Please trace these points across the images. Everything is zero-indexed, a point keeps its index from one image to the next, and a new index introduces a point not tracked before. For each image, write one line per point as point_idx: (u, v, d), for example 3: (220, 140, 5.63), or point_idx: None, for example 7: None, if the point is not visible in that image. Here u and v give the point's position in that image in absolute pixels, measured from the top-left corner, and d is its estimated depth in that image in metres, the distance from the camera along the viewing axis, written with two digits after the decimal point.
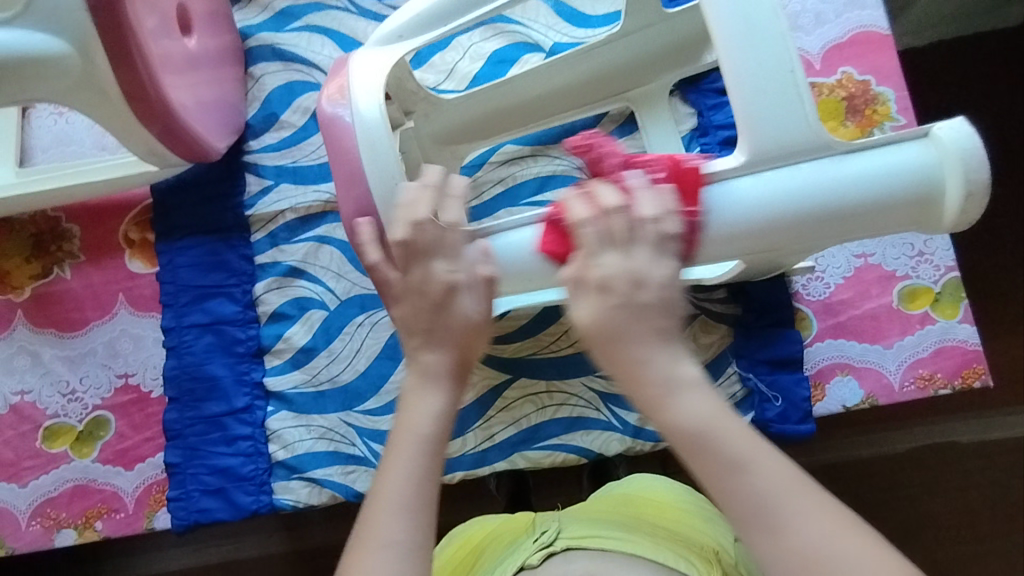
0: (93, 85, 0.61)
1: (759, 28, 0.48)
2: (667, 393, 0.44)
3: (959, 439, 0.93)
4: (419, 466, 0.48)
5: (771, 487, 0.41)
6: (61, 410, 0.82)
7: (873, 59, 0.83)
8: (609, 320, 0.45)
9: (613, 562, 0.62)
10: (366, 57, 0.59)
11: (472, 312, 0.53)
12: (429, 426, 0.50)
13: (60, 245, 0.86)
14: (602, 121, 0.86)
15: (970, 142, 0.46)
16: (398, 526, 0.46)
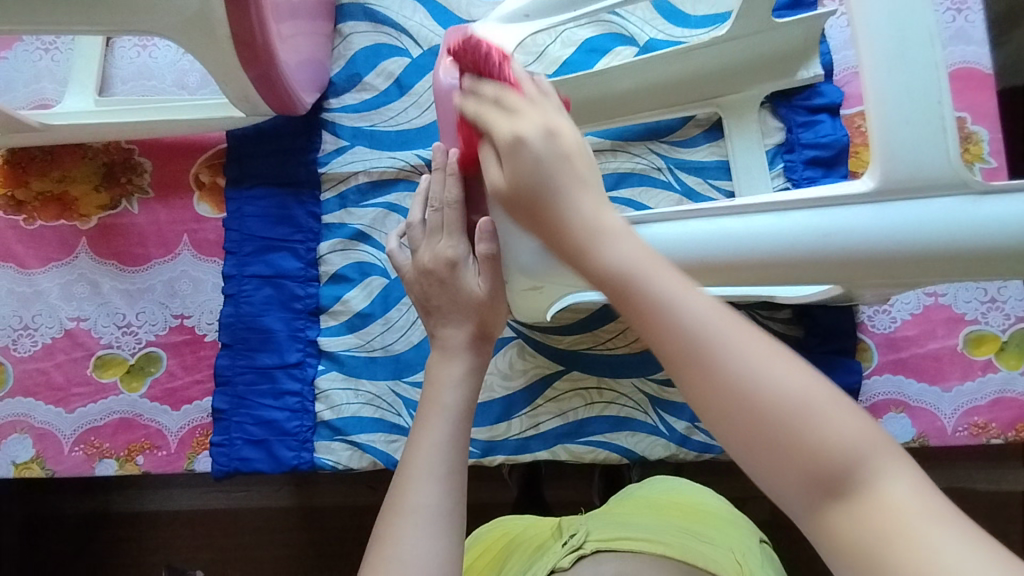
0: (205, 25, 0.61)
1: (915, 52, 0.46)
2: (590, 238, 0.40)
3: (981, 487, 0.92)
4: (448, 433, 0.57)
5: (706, 324, 0.34)
6: (114, 342, 0.82)
7: (973, 96, 0.82)
8: (511, 158, 0.44)
9: (645, 562, 0.63)
10: (488, 32, 0.58)
11: (473, 286, 0.60)
12: (452, 398, 0.58)
13: (129, 178, 0.86)
14: (687, 124, 0.85)
15: None
16: (427, 491, 0.53)
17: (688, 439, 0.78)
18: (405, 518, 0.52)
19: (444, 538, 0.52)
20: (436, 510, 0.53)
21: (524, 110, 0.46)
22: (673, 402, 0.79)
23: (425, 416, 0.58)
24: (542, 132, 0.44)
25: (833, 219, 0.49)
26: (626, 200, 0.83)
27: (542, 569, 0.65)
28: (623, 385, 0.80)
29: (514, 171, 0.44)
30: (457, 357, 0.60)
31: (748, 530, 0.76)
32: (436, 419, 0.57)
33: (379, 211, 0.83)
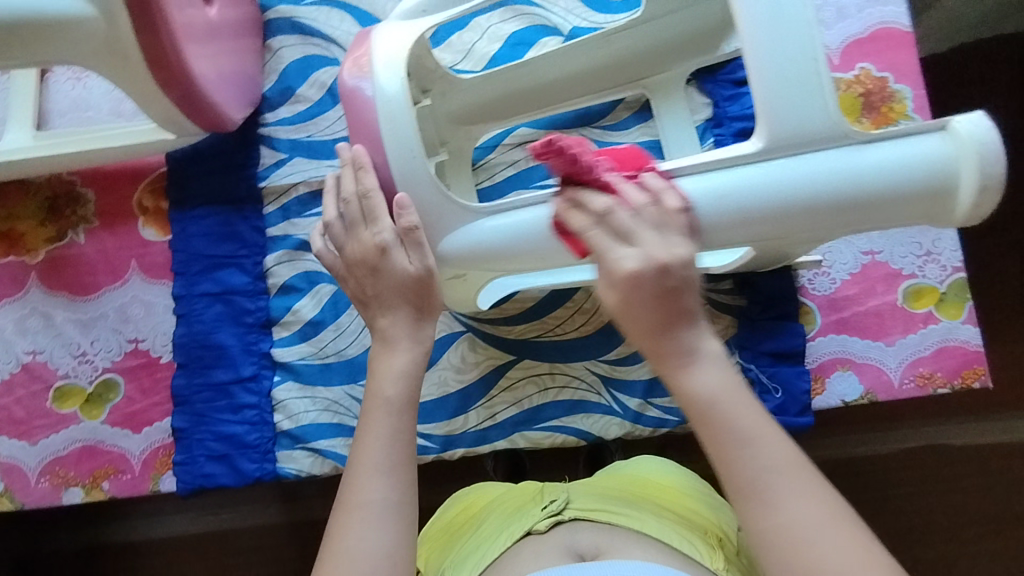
0: (116, 49, 0.62)
1: (786, 13, 0.49)
2: (682, 366, 0.46)
3: (954, 441, 0.93)
4: (390, 429, 0.55)
5: (758, 464, 0.44)
6: (71, 372, 0.83)
7: (892, 56, 0.82)
8: (641, 306, 0.46)
9: (619, 538, 0.65)
10: (389, 31, 0.60)
11: (404, 267, 0.58)
12: (391, 391, 0.56)
13: (74, 210, 0.87)
14: (617, 108, 0.86)
15: (990, 138, 0.46)
16: (376, 485, 0.52)
17: (641, 416, 0.80)
18: (353, 514, 0.51)
19: (392, 532, 0.51)
20: (389, 502, 0.52)
21: (643, 234, 0.47)
22: (624, 380, 0.81)
23: (369, 410, 0.56)
24: (661, 257, 0.46)
25: (718, 181, 0.51)
26: None
27: (518, 529, 0.68)
28: (574, 368, 0.81)
29: (625, 309, 0.47)
30: (405, 346, 0.58)
31: (729, 515, 0.73)
32: (378, 414, 0.55)
33: (323, 220, 0.84)
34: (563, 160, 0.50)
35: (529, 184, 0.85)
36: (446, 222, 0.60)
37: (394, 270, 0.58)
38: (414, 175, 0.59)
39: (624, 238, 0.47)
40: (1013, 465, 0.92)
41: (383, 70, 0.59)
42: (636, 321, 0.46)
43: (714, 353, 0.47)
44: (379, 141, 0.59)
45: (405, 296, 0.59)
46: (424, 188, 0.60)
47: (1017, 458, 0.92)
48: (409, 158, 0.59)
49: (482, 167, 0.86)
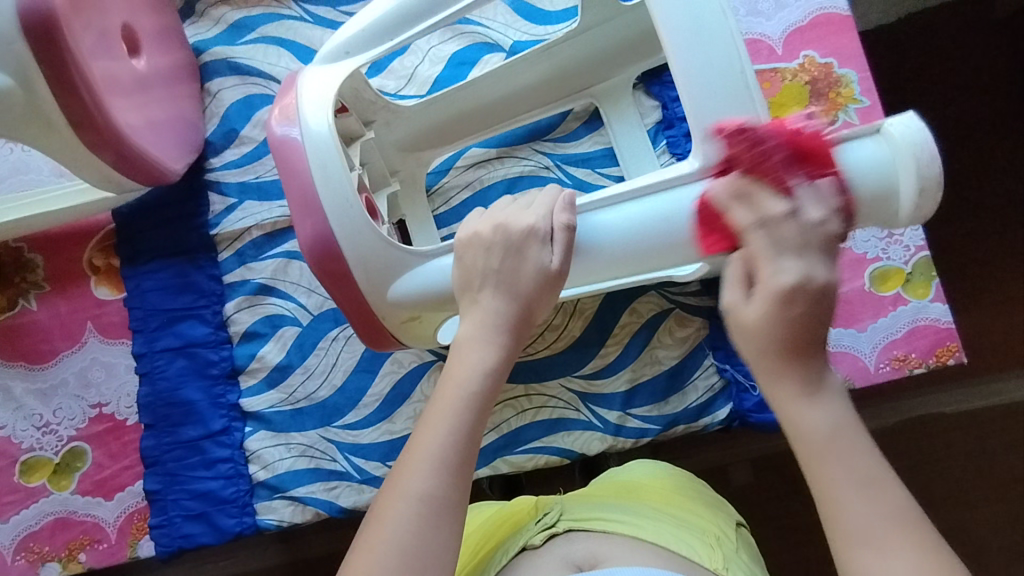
0: (37, 116, 0.63)
1: (707, 29, 0.51)
2: (803, 406, 0.45)
3: (942, 410, 0.93)
4: (462, 425, 0.52)
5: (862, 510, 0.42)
6: (36, 444, 0.81)
7: (834, 41, 0.82)
8: (772, 330, 0.44)
9: (617, 545, 0.62)
10: (314, 78, 0.61)
11: (545, 264, 0.55)
12: (478, 384, 0.53)
13: (23, 276, 0.84)
14: (567, 119, 0.84)
15: (920, 137, 0.49)
16: (422, 476, 0.49)
17: (622, 428, 0.79)
18: (396, 499, 0.49)
19: (426, 530, 0.48)
20: (430, 500, 0.48)
21: (801, 246, 0.45)
22: (601, 393, 0.80)
23: (442, 395, 0.53)
24: (806, 279, 0.44)
25: (654, 205, 0.54)
26: None
27: (514, 546, 0.65)
28: (550, 387, 0.80)
29: (767, 332, 0.45)
30: (491, 344, 0.55)
31: (727, 514, 0.71)
32: (449, 404, 0.52)
33: (279, 261, 0.82)
34: (739, 146, 0.49)
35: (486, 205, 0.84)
36: (393, 267, 0.60)
37: (534, 265, 0.55)
38: (353, 226, 0.59)
39: (788, 251, 0.45)
40: (1004, 428, 0.93)
41: (310, 117, 0.59)
42: (763, 346, 0.45)
43: (836, 386, 0.46)
44: (311, 191, 0.59)
45: (526, 301, 0.56)
46: (365, 239, 0.59)
47: (1007, 420, 0.93)
48: (345, 208, 0.59)
49: (436, 193, 0.85)
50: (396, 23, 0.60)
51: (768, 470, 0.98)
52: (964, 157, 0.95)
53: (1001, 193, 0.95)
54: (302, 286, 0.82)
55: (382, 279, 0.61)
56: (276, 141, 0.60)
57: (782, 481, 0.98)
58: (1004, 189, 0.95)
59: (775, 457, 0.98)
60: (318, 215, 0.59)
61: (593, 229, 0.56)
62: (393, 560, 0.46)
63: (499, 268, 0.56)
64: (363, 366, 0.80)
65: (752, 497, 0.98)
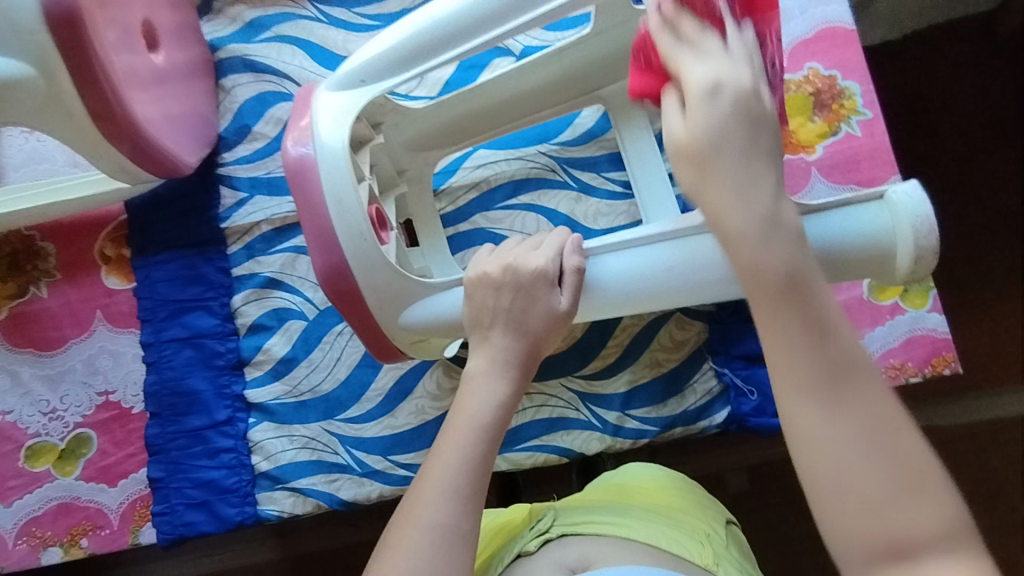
0: (58, 106, 0.65)
1: None
2: (794, 316, 0.39)
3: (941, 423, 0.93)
4: (473, 454, 0.53)
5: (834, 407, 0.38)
6: (42, 429, 0.82)
7: (838, 54, 0.83)
8: (710, 128, 0.42)
9: (609, 546, 0.62)
10: (330, 102, 0.62)
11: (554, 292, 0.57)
12: (490, 414, 0.54)
13: (35, 264, 0.86)
14: (574, 122, 0.86)
15: (919, 207, 0.52)
16: (438, 508, 0.50)
17: (621, 429, 0.80)
18: (410, 530, 0.50)
19: (442, 557, 0.49)
20: (444, 529, 0.50)
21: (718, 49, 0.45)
22: (601, 394, 0.81)
23: (453, 426, 0.54)
24: (730, 77, 0.43)
25: (659, 253, 0.56)
26: (526, 205, 0.85)
27: (508, 555, 0.65)
28: (551, 386, 0.81)
29: (706, 144, 0.42)
30: (503, 377, 0.56)
31: (715, 512, 0.72)
32: (460, 435, 0.53)
33: (287, 256, 0.83)
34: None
35: (492, 206, 0.85)
36: (402, 296, 0.62)
37: (544, 307, 0.56)
38: (367, 259, 0.61)
39: (702, 36, 0.45)
40: (999, 441, 0.93)
41: (326, 152, 0.60)
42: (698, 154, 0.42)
43: (792, 227, 0.41)
44: (327, 223, 0.60)
45: (536, 339, 0.57)
46: (378, 271, 0.61)
47: (1002, 434, 0.93)
48: (359, 241, 0.60)
49: (443, 193, 0.86)
50: (412, 53, 0.60)
51: (764, 476, 0.99)
52: (963, 172, 0.97)
53: (1001, 208, 0.96)
54: (309, 280, 0.83)
55: (391, 288, 0.62)
56: (291, 167, 0.61)
57: (779, 488, 0.98)
58: (1004, 205, 0.96)
59: (771, 464, 0.98)
60: (324, 217, 0.60)
61: (600, 272, 0.58)
62: None
63: (509, 308, 0.57)
64: (367, 360, 0.81)
65: (748, 502, 0.99)
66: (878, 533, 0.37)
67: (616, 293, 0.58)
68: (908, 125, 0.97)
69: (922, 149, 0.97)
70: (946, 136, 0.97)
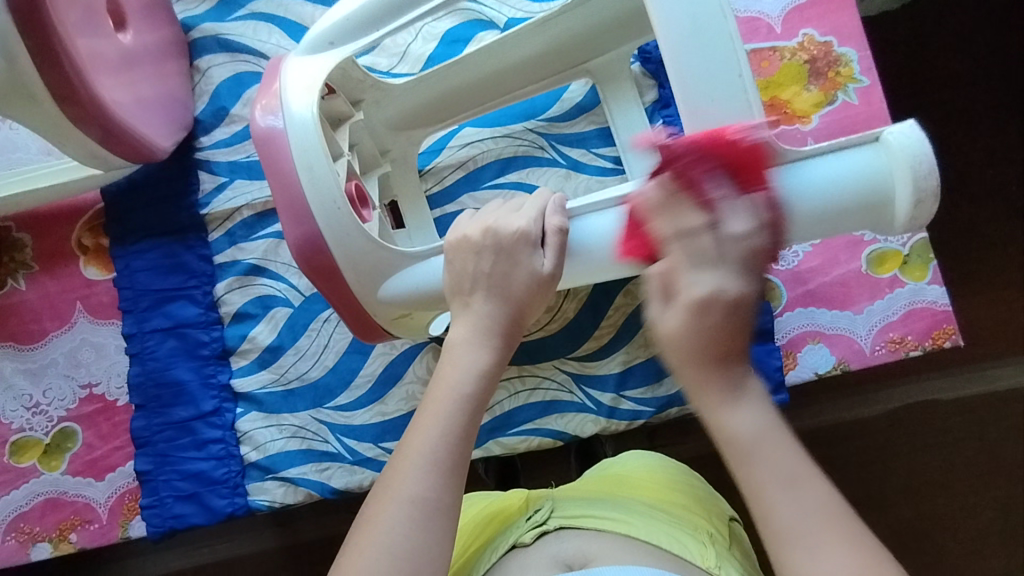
0: (21, 90, 0.61)
1: (706, 32, 0.48)
2: (725, 403, 0.47)
3: (938, 397, 0.92)
4: (455, 430, 0.51)
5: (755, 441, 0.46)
6: (26, 425, 0.80)
7: (834, 19, 0.80)
8: (690, 337, 0.47)
9: (607, 543, 0.61)
10: (298, 69, 0.59)
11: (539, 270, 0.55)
12: (469, 386, 0.53)
13: (12, 256, 0.83)
14: (563, 96, 0.83)
15: (919, 148, 0.48)
16: (416, 481, 0.49)
17: (616, 410, 0.78)
18: (388, 504, 0.49)
19: (420, 530, 0.48)
20: (422, 504, 0.48)
21: (721, 259, 0.47)
22: (595, 375, 0.79)
23: (434, 398, 0.53)
24: (724, 290, 0.47)
25: None
26: (514, 184, 0.82)
27: (503, 544, 0.65)
28: (544, 369, 0.80)
29: (688, 348, 0.48)
30: (484, 347, 0.55)
31: (718, 511, 0.71)
32: (440, 408, 0.52)
33: (270, 242, 0.81)
34: (674, 156, 0.48)
35: (479, 185, 0.83)
36: (383, 268, 0.60)
37: (526, 271, 0.55)
38: (342, 232, 0.58)
39: (706, 264, 0.47)
40: (1001, 413, 0.92)
41: (296, 123, 0.57)
42: (685, 354, 0.48)
43: (761, 392, 0.48)
44: (299, 196, 0.58)
45: (517, 305, 0.56)
46: (357, 246, 0.59)
47: (1004, 407, 0.92)
48: (333, 213, 0.58)
49: (429, 173, 0.84)
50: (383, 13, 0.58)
51: None
52: (964, 140, 0.94)
53: (1002, 176, 0.94)
54: (293, 266, 0.81)
55: (373, 272, 0.60)
56: (258, 138, 0.59)
57: None
58: (1004, 174, 0.94)
59: None
60: (298, 195, 0.58)
61: (583, 233, 0.55)
62: (385, 566, 0.46)
63: (491, 272, 0.55)
64: (356, 346, 0.80)
65: None
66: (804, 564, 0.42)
67: (601, 255, 0.54)
68: (905, 95, 0.94)
69: (921, 117, 0.94)
70: (945, 104, 0.94)
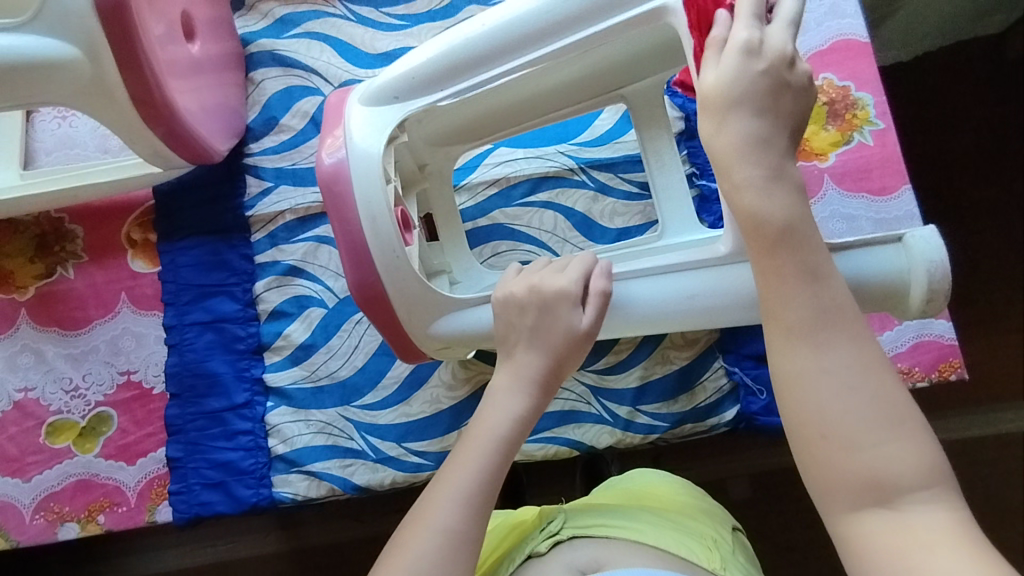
0: (102, 89, 0.67)
1: None
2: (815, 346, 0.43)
3: (943, 437, 0.94)
4: (490, 466, 0.55)
5: (857, 412, 0.42)
6: (64, 407, 0.83)
7: (853, 66, 0.86)
8: (735, 84, 0.47)
9: (620, 551, 0.63)
10: (361, 114, 0.65)
11: (571, 298, 0.58)
12: (506, 429, 0.56)
13: (63, 246, 0.88)
14: (595, 124, 0.88)
15: (935, 252, 0.55)
16: (449, 507, 0.53)
17: (632, 423, 0.81)
18: (423, 529, 0.52)
19: (452, 548, 0.52)
20: (454, 531, 0.52)
21: None
22: (612, 388, 0.82)
23: (472, 436, 0.57)
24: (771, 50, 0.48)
25: (676, 281, 0.59)
26: (543, 203, 0.87)
27: (519, 555, 0.66)
28: (564, 379, 0.83)
29: (729, 93, 0.47)
30: (524, 393, 0.58)
31: (721, 518, 0.73)
32: (478, 445, 0.56)
33: (310, 245, 0.85)
34: None
35: (511, 202, 0.87)
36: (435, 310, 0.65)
37: (566, 325, 0.58)
38: (398, 271, 0.63)
39: None
40: (1005, 456, 0.94)
41: (359, 157, 0.63)
42: (730, 103, 0.47)
43: (794, 179, 0.46)
44: (361, 241, 0.63)
45: (558, 356, 0.58)
46: (412, 286, 0.64)
47: (1006, 448, 0.94)
48: (392, 257, 0.63)
49: (463, 188, 0.88)
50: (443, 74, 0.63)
51: (766, 483, 0.99)
52: (972, 186, 0.99)
53: (1006, 224, 0.98)
54: (330, 269, 0.85)
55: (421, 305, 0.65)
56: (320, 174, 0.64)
57: (781, 496, 0.99)
58: (1009, 223, 0.98)
59: (775, 472, 0.99)
60: (357, 231, 0.63)
61: (630, 295, 0.60)
62: None
63: (532, 325, 0.59)
64: (385, 348, 0.83)
65: (750, 510, 0.99)
66: (861, 474, 0.42)
67: (637, 314, 0.60)
68: (915, 141, 0.99)
69: (930, 163, 0.99)
70: (953, 152, 0.99)
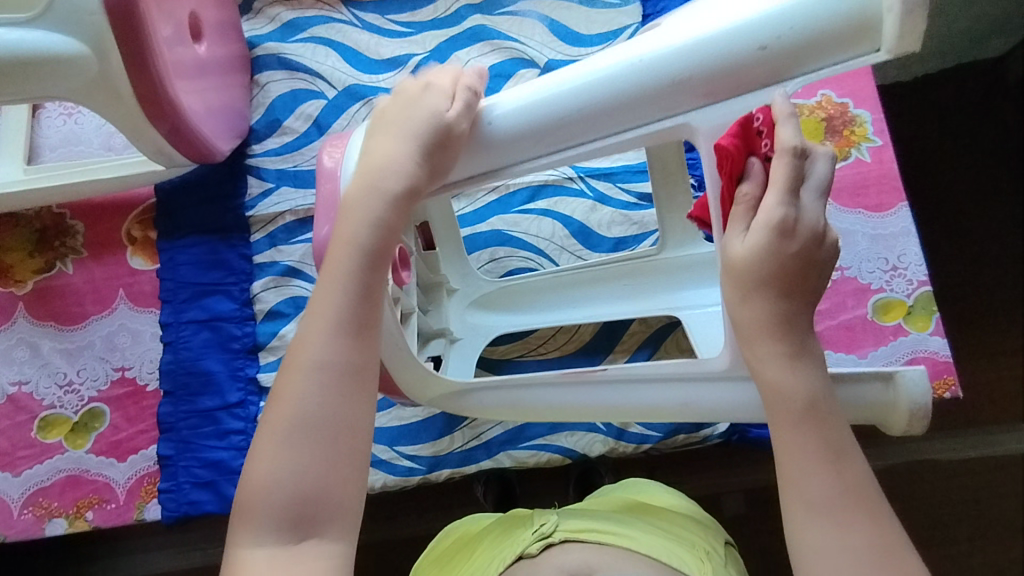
0: (107, 86, 0.68)
1: None
2: (813, 514, 0.45)
3: (938, 458, 0.93)
4: (349, 286, 0.47)
5: None
6: (57, 402, 0.83)
7: (851, 84, 0.87)
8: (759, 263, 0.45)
9: (611, 557, 0.62)
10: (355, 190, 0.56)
11: (434, 93, 0.51)
12: (364, 235, 0.48)
13: (63, 241, 0.88)
14: None
15: (920, 394, 0.53)
16: (325, 346, 0.45)
17: (624, 433, 0.81)
18: (286, 400, 0.45)
19: (344, 394, 0.45)
20: (339, 368, 0.45)
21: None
22: None
23: (333, 258, 0.48)
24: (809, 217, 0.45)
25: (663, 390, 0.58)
26: (541, 211, 0.87)
27: (509, 554, 0.65)
28: None
29: (755, 270, 0.45)
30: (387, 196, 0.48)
31: (715, 532, 0.71)
32: (339, 265, 0.47)
33: (308, 246, 0.86)
34: None
35: (509, 209, 0.88)
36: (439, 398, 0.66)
37: (427, 112, 0.50)
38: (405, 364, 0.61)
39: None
40: (1002, 479, 0.93)
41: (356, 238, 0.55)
42: (754, 280, 0.45)
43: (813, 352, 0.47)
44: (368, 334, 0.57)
45: (422, 145, 0.49)
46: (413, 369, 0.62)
47: (1003, 472, 0.93)
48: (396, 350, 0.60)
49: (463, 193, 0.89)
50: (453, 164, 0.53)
51: (760, 500, 0.98)
52: (971, 206, 0.99)
53: (1005, 245, 0.98)
54: None
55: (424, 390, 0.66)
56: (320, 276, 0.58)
57: (775, 513, 0.98)
58: (1006, 244, 0.98)
59: (770, 489, 0.98)
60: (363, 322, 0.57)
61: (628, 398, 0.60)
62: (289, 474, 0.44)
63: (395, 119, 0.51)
64: None
65: (744, 528, 0.98)
66: None
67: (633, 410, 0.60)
68: (913, 160, 1.00)
69: (928, 183, 1.00)
70: (950, 173, 1.00)
